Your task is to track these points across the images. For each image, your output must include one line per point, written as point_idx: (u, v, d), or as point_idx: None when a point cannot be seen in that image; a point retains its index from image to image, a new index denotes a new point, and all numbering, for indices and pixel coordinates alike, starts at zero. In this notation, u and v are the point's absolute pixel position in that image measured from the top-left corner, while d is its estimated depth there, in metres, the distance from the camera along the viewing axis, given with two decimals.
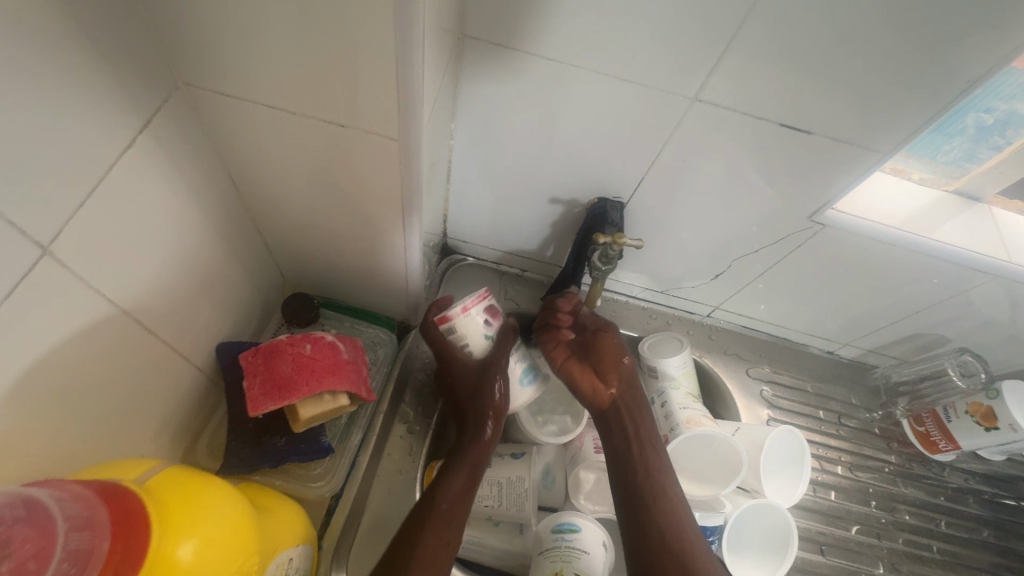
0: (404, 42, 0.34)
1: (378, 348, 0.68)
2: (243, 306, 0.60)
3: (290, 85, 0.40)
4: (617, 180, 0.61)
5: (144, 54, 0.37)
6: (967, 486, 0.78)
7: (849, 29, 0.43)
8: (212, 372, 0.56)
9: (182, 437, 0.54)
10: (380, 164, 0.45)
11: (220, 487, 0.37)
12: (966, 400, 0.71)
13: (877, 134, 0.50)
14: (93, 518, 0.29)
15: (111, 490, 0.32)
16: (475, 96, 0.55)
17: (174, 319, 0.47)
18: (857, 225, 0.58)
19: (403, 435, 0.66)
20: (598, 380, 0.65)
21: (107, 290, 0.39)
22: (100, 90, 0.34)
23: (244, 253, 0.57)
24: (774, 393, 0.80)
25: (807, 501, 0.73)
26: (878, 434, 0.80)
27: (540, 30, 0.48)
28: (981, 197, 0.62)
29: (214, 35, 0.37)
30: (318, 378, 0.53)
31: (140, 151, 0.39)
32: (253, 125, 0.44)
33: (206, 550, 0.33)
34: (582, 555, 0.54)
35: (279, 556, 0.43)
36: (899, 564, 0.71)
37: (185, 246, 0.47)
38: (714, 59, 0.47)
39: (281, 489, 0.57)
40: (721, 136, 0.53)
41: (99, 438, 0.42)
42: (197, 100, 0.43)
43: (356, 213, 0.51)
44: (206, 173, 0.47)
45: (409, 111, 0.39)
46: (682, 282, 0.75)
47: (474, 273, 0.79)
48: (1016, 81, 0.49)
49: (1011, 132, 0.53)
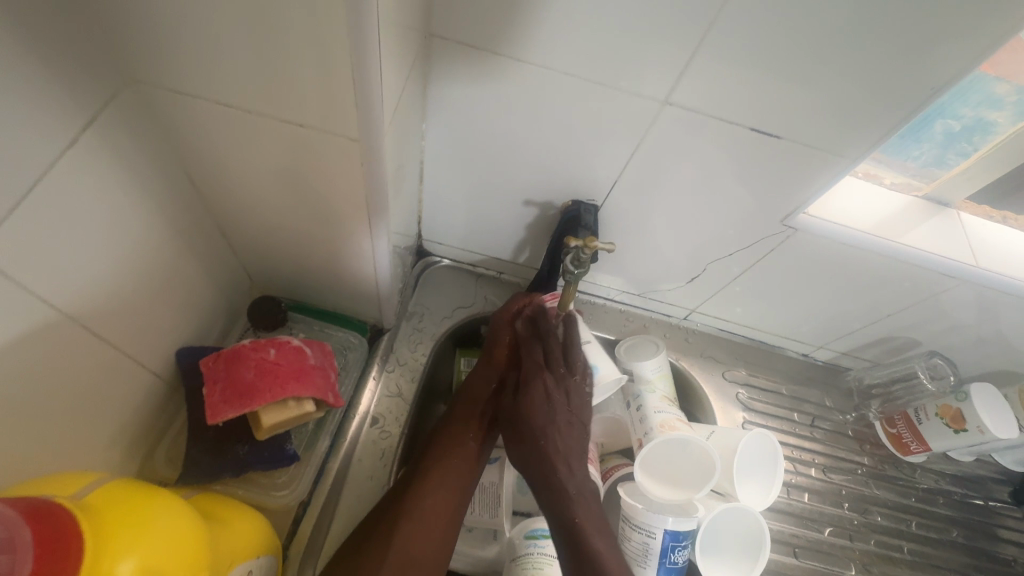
0: (360, 40, 0.33)
1: (348, 351, 0.67)
2: (205, 310, 0.58)
3: (245, 83, 0.39)
4: (591, 183, 0.61)
5: (89, 49, 0.36)
6: (937, 487, 0.79)
7: (816, 33, 0.43)
8: (172, 378, 0.55)
9: (139, 446, 0.53)
10: (342, 166, 0.44)
11: (167, 501, 0.36)
12: (936, 403, 0.72)
13: (845, 139, 0.50)
14: (15, 541, 0.28)
15: (42, 508, 0.30)
16: (446, 96, 0.54)
17: (127, 324, 0.46)
18: (828, 229, 0.59)
19: (377, 439, 0.64)
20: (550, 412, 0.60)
21: (50, 295, 0.37)
22: (37, 86, 0.32)
23: (207, 255, 0.55)
24: (750, 396, 0.80)
25: (780, 503, 0.74)
26: (851, 436, 0.81)
27: (508, 30, 0.47)
28: (950, 202, 0.63)
29: (163, 30, 0.36)
30: (282, 385, 0.51)
31: (85, 150, 0.37)
32: (209, 125, 0.43)
33: (148, 566, 0.32)
34: (552, 563, 0.54)
35: (235, 568, 0.42)
36: (871, 565, 0.72)
37: (139, 249, 0.45)
38: (683, 62, 0.46)
39: (244, 498, 0.55)
40: (692, 139, 0.53)
41: (43, 449, 0.40)
42: (149, 97, 0.41)
43: (320, 214, 0.50)
44: (161, 173, 0.46)
45: (369, 111, 0.38)
46: (659, 285, 0.75)
47: (449, 275, 0.78)
48: (982, 88, 0.49)
49: (979, 138, 0.54)
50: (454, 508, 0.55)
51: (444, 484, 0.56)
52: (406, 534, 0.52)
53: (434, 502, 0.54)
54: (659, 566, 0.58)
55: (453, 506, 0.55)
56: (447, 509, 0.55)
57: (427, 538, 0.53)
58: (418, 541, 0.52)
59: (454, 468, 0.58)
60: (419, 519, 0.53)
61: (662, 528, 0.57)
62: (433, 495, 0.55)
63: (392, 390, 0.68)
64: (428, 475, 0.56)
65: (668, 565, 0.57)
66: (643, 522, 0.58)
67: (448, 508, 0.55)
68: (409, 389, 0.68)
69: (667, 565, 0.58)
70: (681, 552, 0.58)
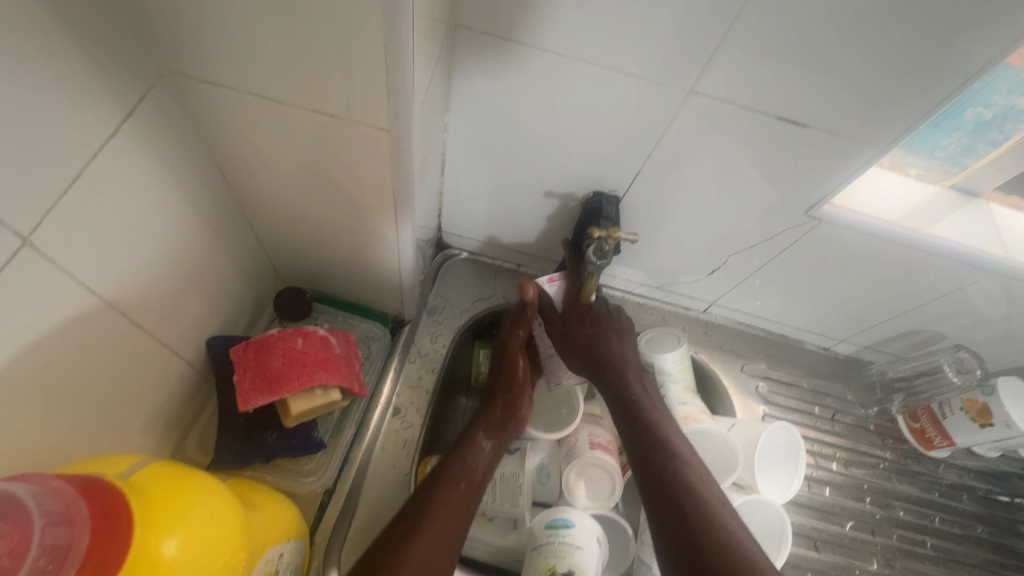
0: (391, 30, 0.34)
1: (371, 342, 0.68)
2: (234, 300, 0.59)
3: (277, 73, 0.39)
4: (612, 175, 0.60)
5: (127, 42, 0.37)
6: (961, 482, 0.78)
7: (847, 20, 0.42)
8: (203, 366, 0.56)
9: (172, 432, 0.54)
10: (370, 156, 0.44)
11: (206, 486, 0.37)
12: (962, 397, 0.71)
13: (874, 127, 0.49)
14: (72, 514, 0.29)
15: (93, 486, 0.32)
16: (469, 88, 0.55)
17: (161, 312, 0.47)
18: (853, 219, 0.58)
19: (398, 429, 0.65)
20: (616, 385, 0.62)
21: (92, 283, 0.38)
22: (80, 79, 0.33)
23: (235, 246, 0.56)
24: (770, 390, 0.80)
25: (801, 497, 0.73)
26: (874, 430, 0.80)
27: (532, 20, 0.47)
28: (979, 193, 0.62)
29: (198, 23, 0.37)
30: (309, 373, 0.52)
31: (124, 142, 0.38)
32: (241, 116, 0.44)
33: (189, 547, 0.33)
34: (575, 551, 0.53)
35: (269, 551, 0.43)
36: (894, 560, 0.71)
37: (172, 238, 0.46)
38: (709, 53, 0.46)
39: (273, 483, 0.57)
40: (716, 129, 0.52)
41: (83, 433, 0.41)
42: (183, 89, 0.42)
43: (348, 205, 0.51)
44: (195, 165, 0.47)
45: (399, 100, 0.39)
46: (679, 278, 0.75)
47: (468, 267, 0.79)
48: (1015, 75, 0.48)
49: (1010, 127, 0.53)
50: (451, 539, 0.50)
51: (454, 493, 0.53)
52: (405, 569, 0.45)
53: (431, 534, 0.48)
54: None
55: (450, 538, 0.49)
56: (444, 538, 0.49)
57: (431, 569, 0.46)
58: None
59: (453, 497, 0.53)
60: (420, 559, 0.46)
61: None
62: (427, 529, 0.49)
63: (413, 381, 0.69)
64: (430, 508, 0.51)
65: None
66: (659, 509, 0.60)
67: (452, 526, 0.50)
68: (430, 380, 0.69)
69: None
70: None
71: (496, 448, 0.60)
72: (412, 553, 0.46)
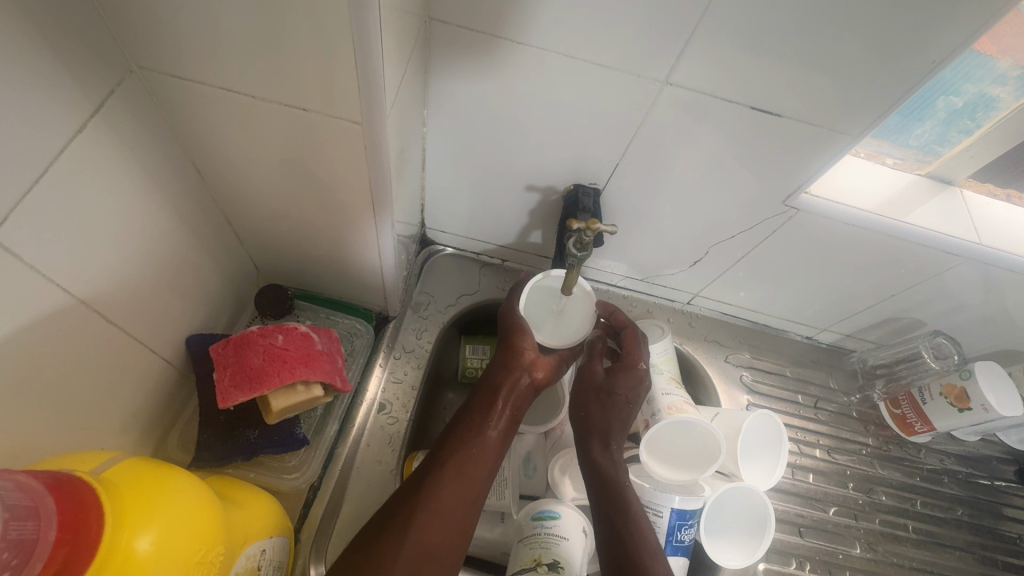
0: (359, 21, 0.34)
1: (355, 338, 0.68)
2: (213, 299, 0.59)
3: (247, 67, 0.39)
4: (592, 167, 0.61)
5: (93, 38, 0.37)
6: (942, 467, 0.79)
7: (814, 11, 0.42)
8: (184, 364, 0.56)
9: (153, 431, 0.54)
10: (346, 150, 0.44)
11: (182, 479, 0.37)
12: (941, 382, 0.73)
13: (847, 116, 0.50)
14: (38, 509, 0.29)
15: (62, 481, 0.31)
16: (446, 83, 0.55)
17: (138, 309, 0.47)
18: (830, 209, 0.59)
19: (384, 425, 0.65)
20: (597, 407, 0.62)
21: (64, 280, 0.38)
22: (44, 75, 0.33)
23: (213, 245, 0.56)
24: (754, 379, 0.81)
25: (785, 484, 0.74)
26: (856, 417, 0.81)
27: (506, 13, 0.47)
28: (953, 180, 0.63)
29: (167, 16, 0.36)
30: (290, 370, 0.52)
31: (93, 139, 0.38)
32: (213, 111, 0.43)
33: (166, 541, 0.33)
34: (561, 541, 0.54)
35: (250, 547, 0.43)
36: (876, 544, 0.72)
37: (148, 236, 0.46)
38: (681, 45, 0.47)
39: (258, 481, 0.57)
40: (694, 119, 0.53)
41: (59, 431, 0.41)
42: (153, 83, 0.42)
43: (326, 200, 0.50)
44: (169, 162, 0.47)
45: (372, 92, 0.39)
46: (663, 270, 0.75)
47: (453, 263, 0.79)
48: (982, 63, 0.49)
49: (981, 114, 0.53)
50: (473, 501, 0.51)
51: (459, 484, 0.51)
52: (422, 524, 0.48)
53: (453, 491, 0.50)
54: (666, 544, 0.59)
55: (470, 499, 0.51)
56: (464, 498, 0.50)
57: (450, 524, 0.49)
58: (439, 531, 0.48)
59: (479, 467, 0.53)
60: (409, 564, 0.45)
61: (669, 507, 0.58)
62: (450, 485, 0.50)
63: (398, 376, 0.69)
64: (430, 504, 0.49)
65: (676, 544, 0.59)
66: (650, 501, 0.59)
67: (447, 530, 0.48)
68: (415, 376, 0.69)
69: (676, 543, 0.59)
70: (689, 531, 0.59)
71: (514, 415, 0.57)
72: (403, 557, 0.45)
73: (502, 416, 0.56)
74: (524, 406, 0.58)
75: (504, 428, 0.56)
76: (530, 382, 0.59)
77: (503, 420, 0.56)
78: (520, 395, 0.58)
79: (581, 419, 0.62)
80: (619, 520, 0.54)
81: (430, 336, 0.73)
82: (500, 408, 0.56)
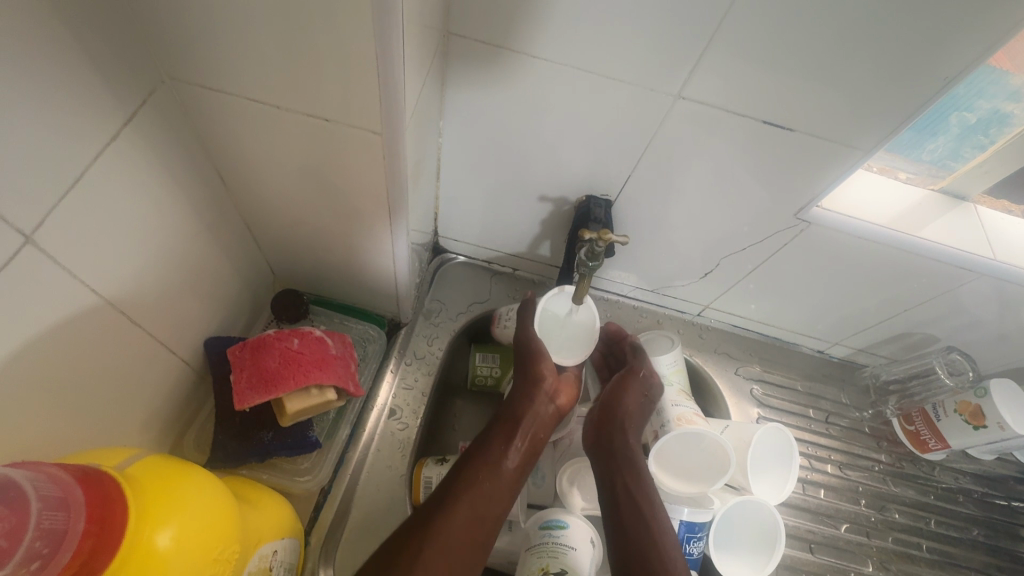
0: (384, 38, 0.35)
1: (367, 344, 0.70)
2: (232, 302, 0.60)
3: (274, 79, 0.40)
4: (604, 179, 0.62)
5: (129, 50, 0.38)
6: (958, 485, 0.78)
7: (825, 29, 0.43)
8: (201, 366, 0.57)
9: (171, 430, 0.55)
10: (365, 161, 0.45)
11: (200, 477, 0.38)
12: (955, 399, 0.72)
13: (859, 131, 0.50)
14: (68, 500, 0.30)
15: (90, 475, 0.32)
16: (463, 95, 0.56)
17: (161, 311, 0.48)
18: (842, 222, 0.59)
19: (395, 431, 0.66)
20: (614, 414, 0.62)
21: (93, 282, 0.39)
22: (82, 85, 0.35)
23: (233, 249, 0.57)
24: (765, 392, 0.80)
25: (796, 499, 0.73)
26: (869, 432, 0.80)
27: (522, 29, 0.48)
28: (967, 196, 0.63)
29: (200, 29, 0.38)
30: (305, 373, 0.53)
31: (125, 146, 0.39)
32: (240, 121, 0.45)
33: (184, 537, 0.34)
34: (569, 551, 0.53)
35: (263, 548, 0.44)
36: (889, 562, 0.71)
37: (172, 239, 0.47)
38: (695, 59, 0.47)
39: (269, 482, 0.58)
40: (706, 133, 0.53)
41: (83, 429, 0.42)
42: (183, 94, 0.44)
43: (343, 207, 0.52)
44: (195, 169, 0.48)
45: (392, 105, 0.40)
46: (673, 281, 0.76)
47: (464, 272, 0.80)
48: (998, 80, 0.49)
49: (995, 131, 0.53)
50: (479, 543, 0.48)
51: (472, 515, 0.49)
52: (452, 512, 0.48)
53: (468, 513, 0.49)
54: None
55: (479, 537, 0.49)
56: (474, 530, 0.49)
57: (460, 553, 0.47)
58: (457, 540, 0.47)
59: (493, 501, 0.51)
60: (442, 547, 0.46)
61: (677, 519, 0.59)
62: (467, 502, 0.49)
63: (409, 383, 0.70)
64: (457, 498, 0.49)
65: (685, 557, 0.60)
66: None
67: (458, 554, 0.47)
68: (425, 382, 0.70)
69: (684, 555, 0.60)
70: (697, 543, 0.60)
71: (531, 448, 0.56)
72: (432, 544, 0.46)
73: (519, 451, 0.55)
74: (542, 440, 0.58)
75: (521, 460, 0.55)
76: (552, 410, 0.60)
77: (520, 453, 0.55)
78: (540, 425, 0.58)
79: (601, 424, 0.62)
80: (632, 524, 0.52)
81: (442, 343, 0.74)
82: (519, 441, 0.56)
